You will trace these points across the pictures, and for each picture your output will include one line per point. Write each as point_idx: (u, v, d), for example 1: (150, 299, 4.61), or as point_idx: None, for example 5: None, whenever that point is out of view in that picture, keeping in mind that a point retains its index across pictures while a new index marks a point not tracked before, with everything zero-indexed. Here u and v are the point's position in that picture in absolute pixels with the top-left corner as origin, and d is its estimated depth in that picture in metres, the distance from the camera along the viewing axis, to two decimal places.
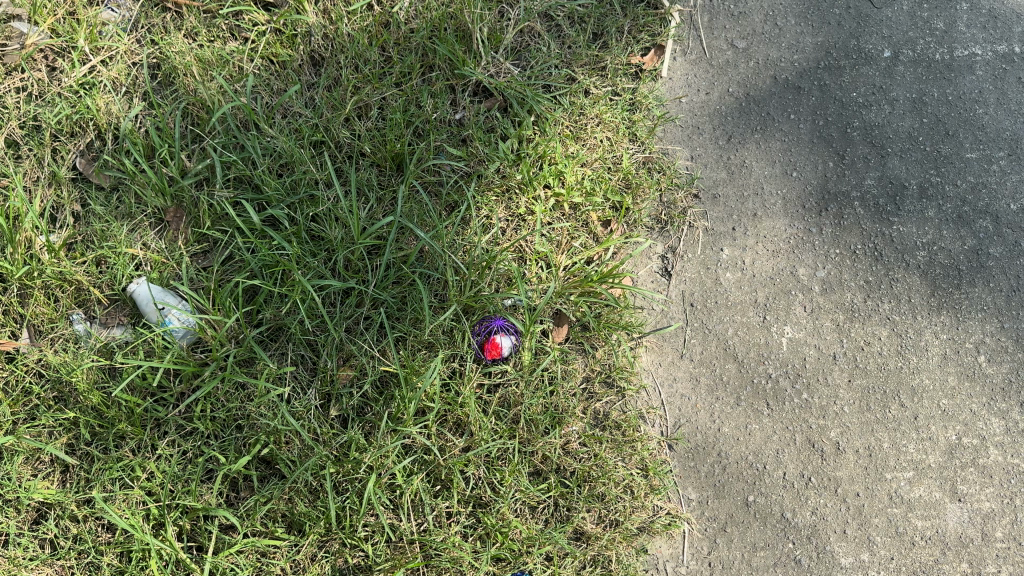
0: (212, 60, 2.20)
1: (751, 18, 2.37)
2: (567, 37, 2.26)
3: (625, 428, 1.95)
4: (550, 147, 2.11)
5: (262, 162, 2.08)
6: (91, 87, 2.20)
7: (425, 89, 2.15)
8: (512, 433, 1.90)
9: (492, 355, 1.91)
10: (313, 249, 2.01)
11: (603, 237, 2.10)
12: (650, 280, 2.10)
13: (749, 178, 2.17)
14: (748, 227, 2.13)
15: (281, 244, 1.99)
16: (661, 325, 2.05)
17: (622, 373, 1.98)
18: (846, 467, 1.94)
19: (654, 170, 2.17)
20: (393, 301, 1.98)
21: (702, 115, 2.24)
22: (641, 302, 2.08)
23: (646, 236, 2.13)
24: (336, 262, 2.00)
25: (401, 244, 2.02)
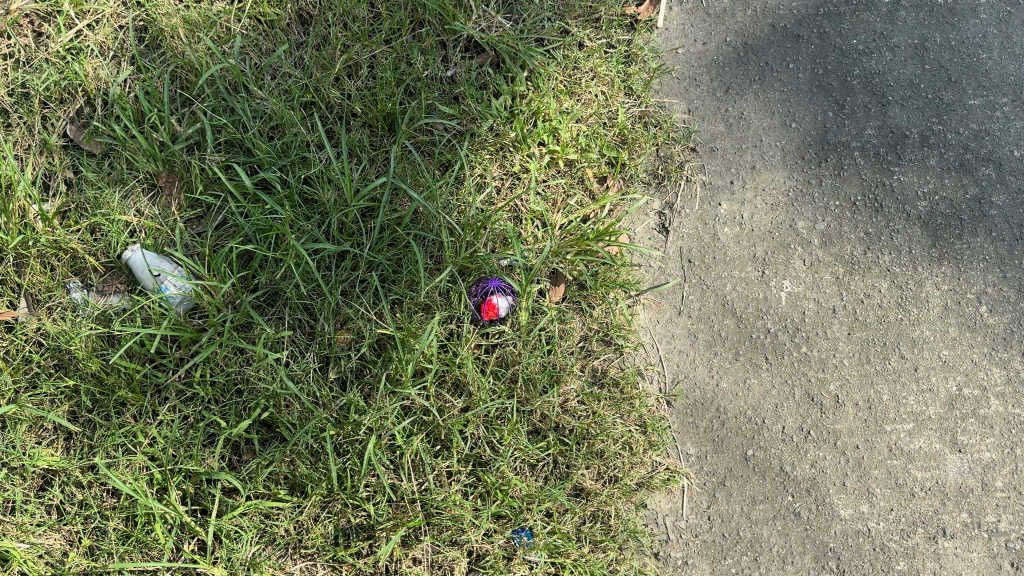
0: (199, 22, 2.16)
1: None
2: None
3: (623, 385, 1.94)
4: (543, 103, 2.07)
5: (253, 125, 2.05)
6: (78, 52, 2.17)
7: (416, 45, 2.11)
8: (510, 394, 1.91)
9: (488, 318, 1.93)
10: (306, 213, 1.99)
11: (600, 194, 2.07)
12: (647, 237, 2.07)
13: (748, 129, 2.14)
14: (746, 179, 2.10)
15: (274, 207, 1.97)
16: (659, 283, 2.04)
17: (619, 331, 1.97)
18: (845, 420, 1.94)
19: (650, 124, 2.14)
20: (388, 263, 1.97)
21: (699, 66, 2.20)
22: (638, 260, 2.06)
23: (643, 192, 2.10)
24: (330, 225, 1.98)
25: (394, 206, 2.01)
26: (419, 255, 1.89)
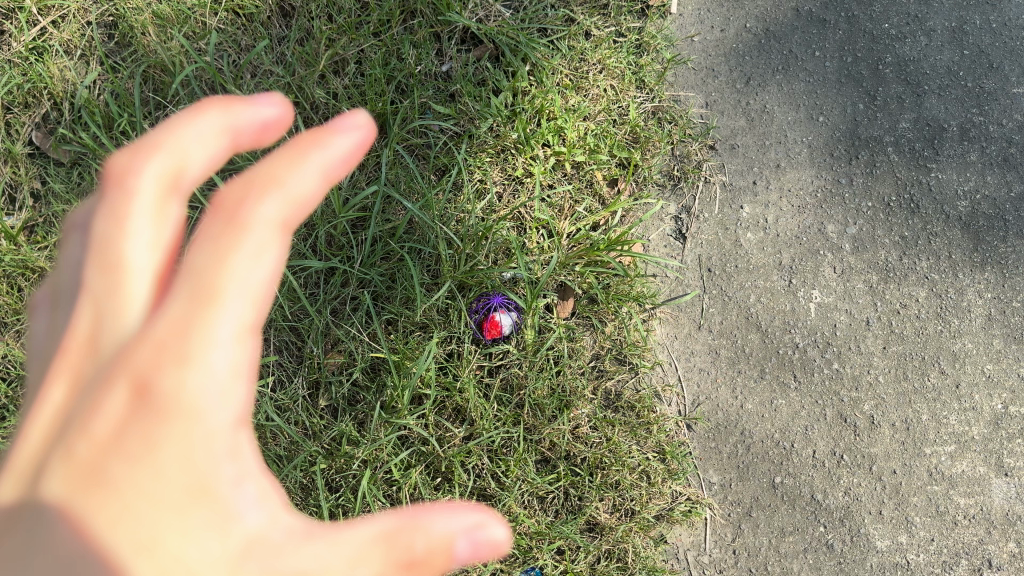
0: (171, 17, 1.96)
1: None
2: None
3: (640, 409, 1.78)
4: (547, 100, 1.89)
5: None
6: (43, 52, 2.00)
7: (407, 38, 1.92)
8: (516, 420, 1.75)
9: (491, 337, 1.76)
10: None
11: (610, 199, 1.90)
12: (662, 244, 1.90)
13: (771, 124, 1.95)
14: (770, 179, 1.92)
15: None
16: (676, 295, 1.86)
17: (634, 349, 1.80)
18: (881, 443, 1.79)
19: (664, 121, 1.95)
20: (380, 280, 1.80)
21: (717, 55, 2.01)
22: (653, 271, 1.88)
23: (657, 195, 1.93)
24: (317, 239, 1.81)
25: (387, 215, 1.83)
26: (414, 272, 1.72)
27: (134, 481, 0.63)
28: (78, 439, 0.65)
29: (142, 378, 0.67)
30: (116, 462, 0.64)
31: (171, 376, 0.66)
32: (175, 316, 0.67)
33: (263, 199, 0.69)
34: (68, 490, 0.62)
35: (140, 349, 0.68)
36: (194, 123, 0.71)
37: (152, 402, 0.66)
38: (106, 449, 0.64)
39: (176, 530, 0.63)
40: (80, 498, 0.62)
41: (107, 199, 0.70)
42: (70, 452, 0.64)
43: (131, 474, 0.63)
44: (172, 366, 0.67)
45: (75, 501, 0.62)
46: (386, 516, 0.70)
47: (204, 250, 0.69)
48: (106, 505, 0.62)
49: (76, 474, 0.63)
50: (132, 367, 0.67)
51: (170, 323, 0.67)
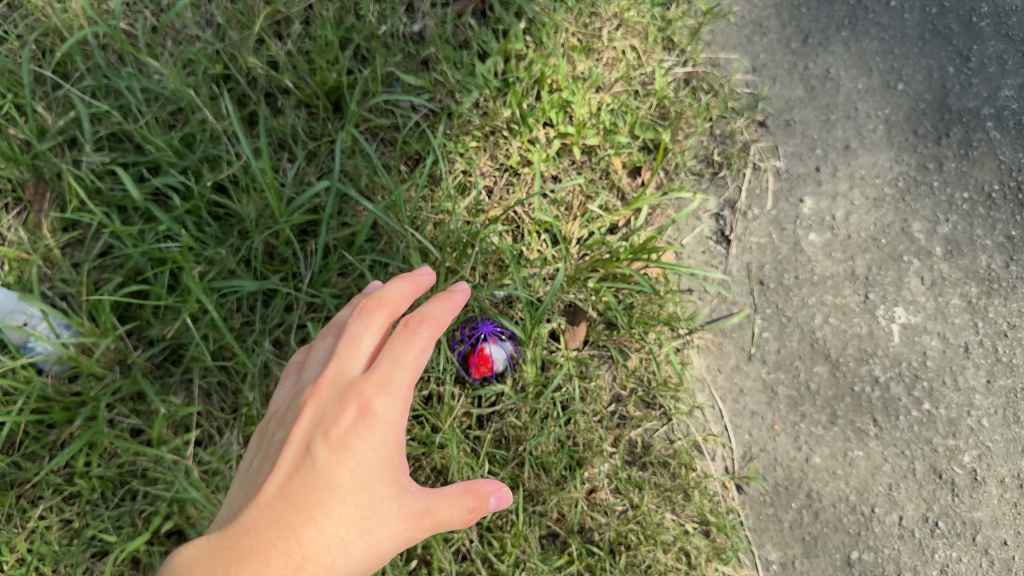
0: None
1: None
2: None
3: (676, 467, 1.36)
4: (550, 67, 1.47)
5: (146, 112, 1.47)
6: None
7: None
8: (514, 485, 1.33)
9: (481, 377, 1.34)
10: (219, 234, 1.40)
11: (633, 194, 1.45)
12: (701, 249, 1.46)
13: (837, 94, 1.53)
14: (837, 164, 1.49)
15: (168, 227, 1.37)
16: (719, 317, 1.44)
17: (666, 390, 1.38)
18: (988, 506, 1.37)
19: (700, 90, 1.53)
20: (335, 303, 1.38)
21: (765, 7, 1.59)
22: (688, 285, 1.45)
23: (693, 188, 1.49)
24: (254, 250, 1.39)
25: (344, 218, 1.42)
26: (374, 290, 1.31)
27: (354, 461, 0.95)
28: (323, 442, 0.96)
29: (364, 410, 0.98)
30: (346, 467, 0.95)
31: (386, 402, 0.99)
32: (390, 372, 1.00)
33: (422, 329, 1.03)
34: (306, 488, 0.93)
35: (368, 389, 1.00)
36: (393, 295, 1.06)
37: (368, 421, 0.98)
38: (338, 457, 0.95)
39: (371, 512, 0.94)
40: (311, 506, 0.92)
41: (362, 323, 1.05)
42: (315, 454, 0.96)
43: (349, 475, 0.95)
44: (383, 397, 0.99)
45: (308, 507, 0.92)
46: (457, 488, 0.97)
47: (407, 354, 1.01)
48: (324, 518, 0.91)
49: (318, 473, 0.94)
50: (358, 396, 0.99)
51: (391, 376, 1.00)
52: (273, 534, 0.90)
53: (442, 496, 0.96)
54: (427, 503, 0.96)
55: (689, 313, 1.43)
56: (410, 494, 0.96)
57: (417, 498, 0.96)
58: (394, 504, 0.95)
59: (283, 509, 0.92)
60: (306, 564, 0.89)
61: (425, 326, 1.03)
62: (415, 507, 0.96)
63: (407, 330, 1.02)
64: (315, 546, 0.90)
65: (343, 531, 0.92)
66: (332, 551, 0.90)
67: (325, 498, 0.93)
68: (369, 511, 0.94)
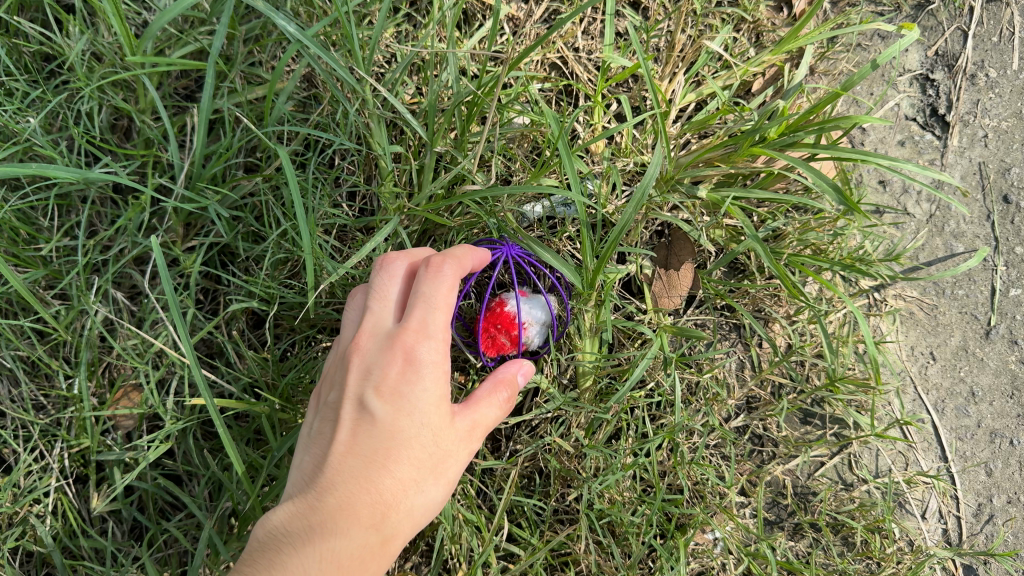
0: None
1: None
2: None
3: (859, 537, 0.73)
4: None
5: None
6: None
7: None
8: (559, 560, 0.72)
9: (501, 355, 0.70)
10: (27, 94, 0.77)
11: (779, 31, 0.79)
12: (898, 137, 0.81)
13: None
14: None
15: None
16: (933, 259, 0.79)
17: (849, 390, 0.73)
18: None
19: None
20: (229, 220, 0.75)
21: None
22: (879, 200, 0.79)
23: (885, 31, 0.81)
24: (90, 125, 0.77)
25: (256, 63, 0.80)
26: (283, 163, 0.65)
27: (426, 409, 0.55)
28: (373, 396, 0.55)
29: (406, 365, 0.56)
30: (413, 414, 0.55)
31: (441, 346, 0.57)
32: (429, 310, 0.57)
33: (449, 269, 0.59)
34: (367, 448, 0.54)
35: (407, 336, 0.56)
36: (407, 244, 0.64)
37: (422, 369, 0.56)
38: (400, 406, 0.55)
39: (446, 451, 0.56)
40: (383, 463, 0.54)
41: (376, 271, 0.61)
42: (368, 407, 0.55)
43: (426, 418, 0.55)
44: (430, 343, 0.56)
45: (376, 464, 0.54)
46: (487, 382, 0.60)
47: (445, 290, 0.58)
48: (400, 469, 0.54)
49: (380, 425, 0.55)
50: (397, 348, 0.56)
51: (434, 313, 0.57)
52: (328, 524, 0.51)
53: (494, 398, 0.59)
54: (481, 408, 0.58)
55: (883, 250, 0.78)
56: (466, 406, 0.58)
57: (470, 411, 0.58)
58: (463, 438, 0.57)
59: (351, 467, 0.54)
60: (391, 516, 0.53)
61: (450, 261, 0.60)
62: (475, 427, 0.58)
63: (430, 266, 0.59)
64: (400, 500, 0.54)
65: (426, 476, 0.55)
66: (418, 501, 0.55)
67: (397, 455, 0.54)
68: (445, 452, 0.56)
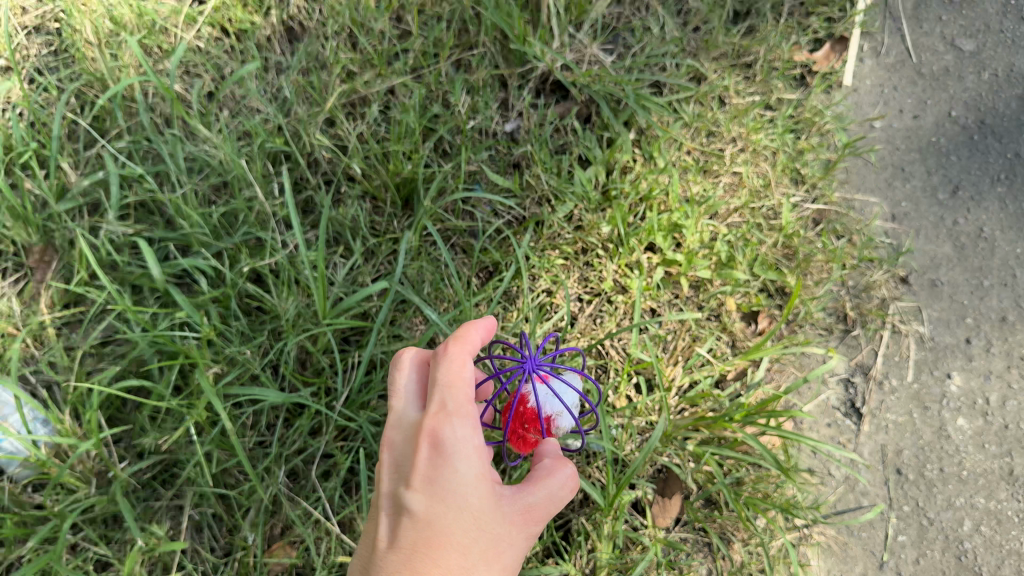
0: (133, 24, 1.41)
1: (983, 6, 1.44)
2: (695, 11, 1.36)
3: None
4: (659, 185, 1.25)
5: (187, 182, 1.27)
6: None
7: (458, 78, 1.31)
8: None
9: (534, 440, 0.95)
10: (243, 332, 1.17)
11: (747, 343, 1.19)
12: (826, 420, 1.19)
13: (992, 257, 1.26)
14: (993, 338, 1.22)
15: (189, 314, 1.14)
16: (846, 509, 1.14)
17: None
18: None
19: (831, 235, 1.28)
20: (372, 430, 1.12)
21: (909, 151, 1.34)
22: (809, 463, 1.16)
23: (821, 346, 1.21)
24: (283, 357, 1.16)
25: (400, 327, 1.20)
26: None
27: (457, 483, 0.75)
28: (414, 480, 0.77)
29: (436, 447, 0.77)
30: (446, 492, 0.75)
31: (458, 423, 0.78)
32: (444, 397, 0.79)
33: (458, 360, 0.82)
34: (412, 532, 0.75)
35: (430, 422, 0.78)
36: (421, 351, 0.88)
37: (449, 453, 0.76)
38: (436, 488, 0.75)
39: (485, 523, 0.75)
40: (428, 538, 0.74)
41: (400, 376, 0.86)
42: (411, 492, 0.76)
43: (459, 493, 0.75)
44: (451, 425, 0.78)
45: (424, 539, 0.74)
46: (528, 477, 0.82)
47: (451, 376, 0.81)
48: (444, 543, 0.73)
49: (423, 505, 0.75)
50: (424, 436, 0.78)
51: (449, 397, 0.80)
52: None
53: (551, 476, 0.82)
54: (515, 491, 0.80)
55: (812, 499, 1.14)
56: (504, 490, 0.79)
57: (507, 492, 0.79)
58: (498, 510, 0.77)
59: (404, 543, 0.74)
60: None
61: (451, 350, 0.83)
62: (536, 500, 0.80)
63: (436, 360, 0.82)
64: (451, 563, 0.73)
65: (470, 544, 0.74)
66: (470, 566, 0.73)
67: (439, 535, 0.74)
68: (484, 525, 0.75)
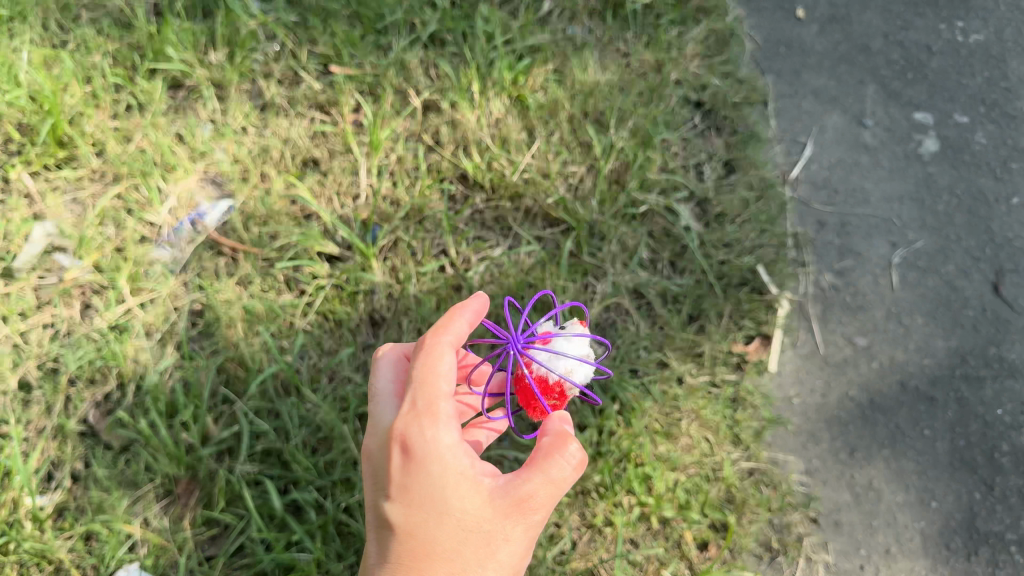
0: (261, 313, 1.99)
1: (872, 312, 2.03)
2: (660, 317, 1.96)
3: None
4: (636, 446, 1.74)
5: (297, 434, 1.84)
6: (123, 330, 1.99)
7: (495, 362, 1.92)
8: None
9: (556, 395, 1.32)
10: (339, 549, 1.73)
11: (700, 566, 1.68)
12: None
13: (879, 503, 1.79)
14: (881, 566, 1.74)
15: (303, 538, 1.72)
16: None
17: None
18: None
19: (761, 484, 1.78)
20: None
21: (818, 420, 1.88)
22: None
23: (753, 569, 1.71)
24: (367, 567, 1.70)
25: None
26: None
27: (430, 481, 1.14)
28: (396, 481, 1.16)
29: (411, 454, 1.15)
30: (421, 492, 1.14)
31: (422, 425, 1.16)
32: (419, 411, 1.17)
33: (434, 363, 1.21)
34: (402, 533, 1.15)
35: (404, 430, 1.17)
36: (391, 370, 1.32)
37: (423, 461, 1.15)
38: (411, 489, 1.15)
39: (469, 516, 1.13)
40: (415, 529, 1.14)
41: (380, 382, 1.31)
42: (394, 492, 1.16)
43: (434, 492, 1.14)
44: (418, 430, 1.16)
45: (412, 532, 1.14)
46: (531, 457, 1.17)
47: (422, 379, 1.20)
48: (430, 532, 1.14)
49: (406, 504, 1.15)
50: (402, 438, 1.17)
51: (419, 401, 1.18)
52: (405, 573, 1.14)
53: (551, 461, 1.15)
54: (517, 486, 1.13)
55: None
56: (502, 486, 1.14)
57: (505, 489, 1.14)
58: (486, 501, 1.14)
59: (403, 537, 1.15)
60: (446, 560, 1.13)
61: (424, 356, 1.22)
62: (522, 490, 1.13)
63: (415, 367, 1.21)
64: (437, 548, 1.13)
65: (457, 527, 1.13)
66: (461, 545, 1.13)
67: (420, 526, 1.14)
68: (469, 517, 1.13)
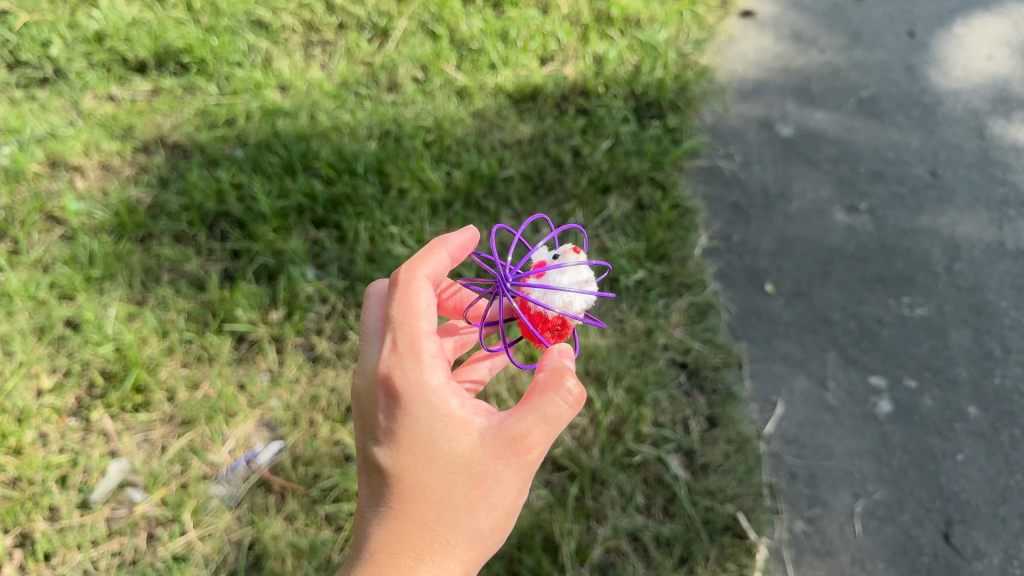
0: (306, 548, 2.35)
1: (839, 557, 2.40)
2: (654, 558, 2.29)
3: None
4: None
5: None
6: (183, 559, 2.36)
7: None
8: None
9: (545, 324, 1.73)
10: None
11: None
12: None
13: None
14: None
15: None
16: None
17: None
18: None
19: None
20: None
21: None
22: None
23: None
24: None
25: None
26: None
27: (422, 422, 1.57)
28: (390, 426, 1.59)
29: (402, 399, 1.58)
30: (416, 430, 1.57)
31: (409, 366, 1.59)
32: (408, 362, 1.60)
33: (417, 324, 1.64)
34: (398, 473, 1.58)
35: (395, 375, 1.60)
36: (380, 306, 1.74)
37: (413, 405, 1.58)
38: (406, 432, 1.57)
39: (459, 455, 1.56)
40: (413, 462, 1.57)
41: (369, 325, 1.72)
42: (388, 437, 1.59)
43: (428, 432, 1.57)
44: (407, 375, 1.59)
45: (409, 469, 1.57)
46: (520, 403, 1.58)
47: (407, 328, 1.63)
48: (423, 472, 1.56)
49: (401, 447, 1.58)
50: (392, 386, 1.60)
51: (404, 346, 1.61)
52: (408, 517, 1.56)
53: (540, 405, 1.56)
54: (506, 425, 1.56)
55: None
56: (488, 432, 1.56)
57: (490, 434, 1.56)
58: (476, 442, 1.56)
59: (400, 470, 1.58)
60: (440, 497, 1.56)
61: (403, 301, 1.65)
62: (514, 430, 1.54)
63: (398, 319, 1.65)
64: (434, 484, 1.56)
65: (452, 463, 1.56)
66: (454, 481, 1.56)
67: (414, 459, 1.57)
68: (461, 457, 1.56)
